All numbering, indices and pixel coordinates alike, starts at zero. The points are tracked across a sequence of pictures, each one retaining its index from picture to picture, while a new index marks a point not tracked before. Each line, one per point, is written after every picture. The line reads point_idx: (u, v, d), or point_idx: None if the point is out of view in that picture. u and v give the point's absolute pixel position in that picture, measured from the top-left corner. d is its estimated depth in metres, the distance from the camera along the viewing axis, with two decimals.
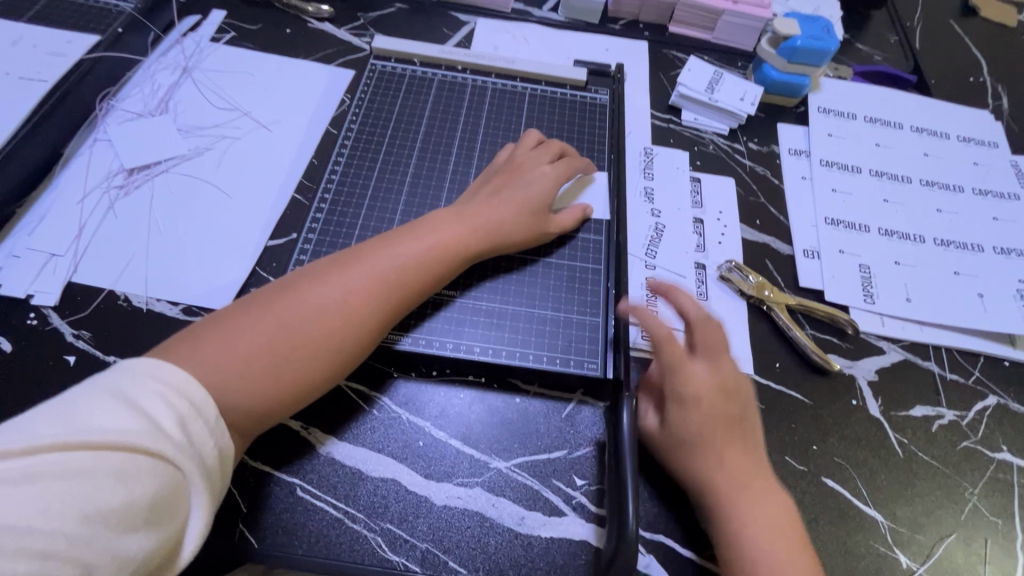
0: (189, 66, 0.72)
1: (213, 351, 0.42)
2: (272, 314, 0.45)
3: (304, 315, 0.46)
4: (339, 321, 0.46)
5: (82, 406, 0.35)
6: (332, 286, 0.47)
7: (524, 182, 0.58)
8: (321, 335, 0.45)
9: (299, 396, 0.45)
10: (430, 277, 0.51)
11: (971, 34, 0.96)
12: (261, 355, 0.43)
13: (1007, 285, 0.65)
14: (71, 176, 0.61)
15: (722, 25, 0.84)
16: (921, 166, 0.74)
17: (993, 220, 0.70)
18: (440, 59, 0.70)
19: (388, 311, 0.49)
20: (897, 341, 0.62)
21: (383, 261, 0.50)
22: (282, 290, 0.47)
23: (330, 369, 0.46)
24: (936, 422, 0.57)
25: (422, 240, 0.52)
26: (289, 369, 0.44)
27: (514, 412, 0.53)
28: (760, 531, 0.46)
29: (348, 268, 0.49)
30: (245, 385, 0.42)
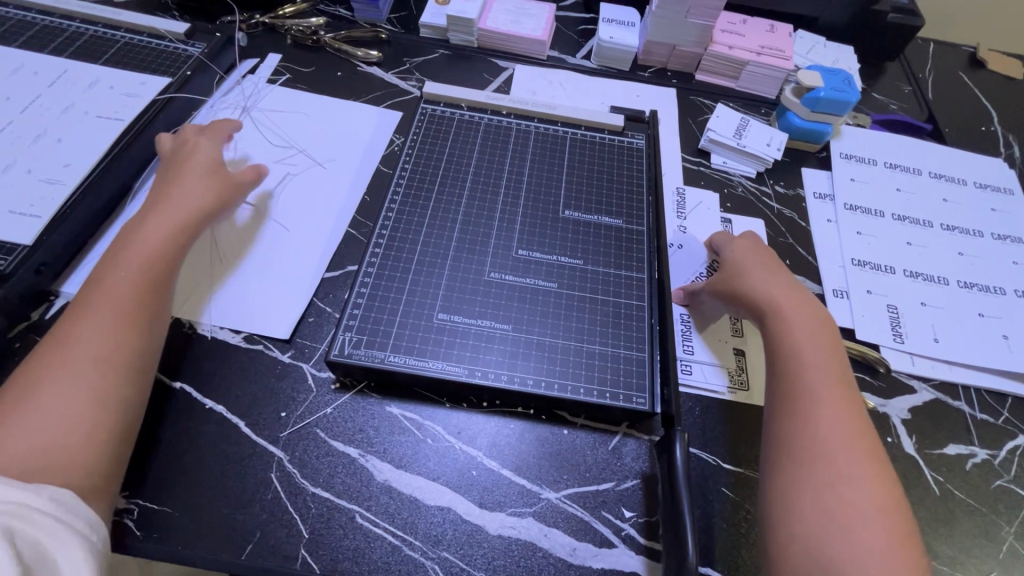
0: (248, 106, 0.76)
1: (32, 416, 0.42)
2: (74, 349, 0.46)
3: (99, 334, 0.47)
4: (124, 323, 0.49)
5: None
6: (88, 321, 0.48)
7: (194, 161, 0.62)
8: (123, 338, 0.48)
9: (122, 438, 0.46)
10: (154, 279, 0.52)
11: (981, 85, 1.01)
12: (65, 416, 0.43)
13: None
14: (140, 208, 0.65)
15: (747, 75, 0.89)
16: (941, 211, 0.78)
17: (1013, 264, 0.73)
18: (486, 104, 0.75)
19: (146, 316, 0.50)
20: (928, 380, 0.64)
21: (113, 285, 0.50)
22: (63, 331, 0.48)
23: (140, 363, 0.49)
24: (970, 460, 0.59)
25: (133, 252, 0.53)
26: (89, 414, 0.44)
27: (562, 444, 0.55)
28: (831, 422, 0.48)
29: (108, 280, 0.50)
30: (64, 419, 0.43)
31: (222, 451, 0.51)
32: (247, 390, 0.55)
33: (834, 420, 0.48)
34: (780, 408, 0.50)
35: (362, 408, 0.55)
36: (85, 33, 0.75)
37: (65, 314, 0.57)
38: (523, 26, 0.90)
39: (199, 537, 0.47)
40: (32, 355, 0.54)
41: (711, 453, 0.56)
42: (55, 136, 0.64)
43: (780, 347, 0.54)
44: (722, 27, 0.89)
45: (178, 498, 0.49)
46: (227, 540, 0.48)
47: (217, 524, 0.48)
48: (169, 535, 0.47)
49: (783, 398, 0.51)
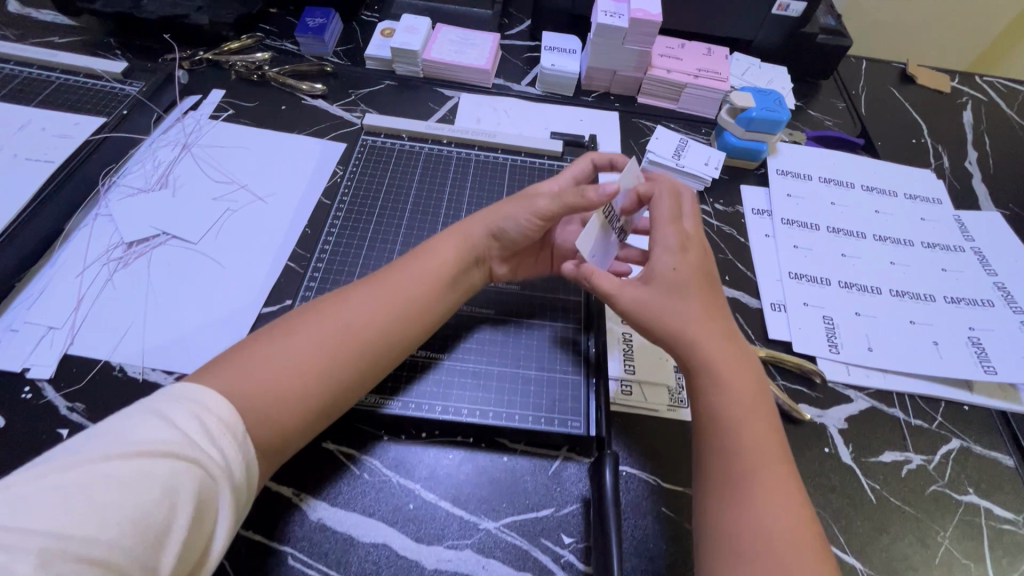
0: (188, 142, 0.76)
1: (266, 366, 0.46)
2: (321, 327, 0.50)
3: (344, 327, 0.50)
4: (370, 333, 0.51)
5: (128, 425, 0.38)
6: (353, 302, 0.52)
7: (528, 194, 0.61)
8: (355, 346, 0.50)
9: (320, 416, 0.48)
10: (424, 287, 0.55)
11: (911, 99, 1.05)
12: (291, 374, 0.47)
13: (960, 333, 0.69)
14: (72, 250, 0.64)
15: (685, 97, 0.92)
16: (874, 222, 0.81)
17: (942, 271, 0.75)
18: (426, 134, 0.76)
19: (398, 320, 0.53)
20: (863, 389, 0.65)
21: (386, 285, 0.54)
22: (329, 303, 0.52)
23: (360, 373, 0.50)
24: (905, 466, 0.60)
25: (428, 261, 0.57)
26: (310, 383, 0.47)
27: (502, 472, 0.55)
28: (769, 515, 0.43)
29: (380, 280, 0.55)
30: (282, 394, 0.46)
31: None
32: None
33: (781, 512, 0.43)
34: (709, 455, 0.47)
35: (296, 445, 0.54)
36: (19, 75, 0.74)
37: None
38: (467, 56, 0.92)
39: None
40: None
41: (650, 473, 0.56)
42: None
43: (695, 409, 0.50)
44: (659, 51, 0.92)
45: None
46: None
47: None
48: None
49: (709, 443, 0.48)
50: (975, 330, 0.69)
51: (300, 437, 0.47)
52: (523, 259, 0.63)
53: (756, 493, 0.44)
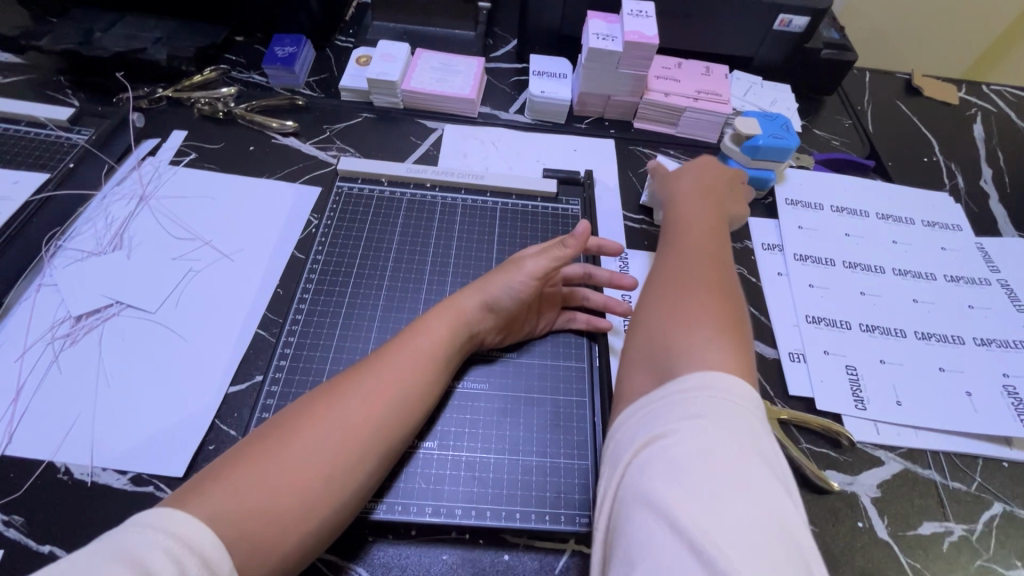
0: (146, 194, 0.69)
1: (256, 487, 0.40)
2: (317, 432, 0.44)
3: (343, 431, 0.45)
4: (371, 436, 0.46)
5: (88, 571, 0.31)
6: (353, 394, 0.47)
7: (513, 261, 0.58)
8: (356, 453, 0.45)
9: (318, 535, 0.43)
10: (424, 375, 0.50)
11: (919, 113, 1.00)
12: (290, 492, 0.41)
13: (993, 380, 0.64)
14: (13, 328, 0.57)
15: (685, 121, 0.86)
16: (893, 254, 0.75)
17: (969, 308, 0.70)
18: (408, 177, 0.70)
19: (402, 415, 0.48)
20: (893, 449, 0.60)
21: (388, 374, 0.49)
22: (322, 401, 0.46)
23: (362, 483, 0.45)
24: (945, 539, 0.54)
25: (424, 342, 0.52)
26: (309, 497, 0.42)
27: (502, 574, 0.48)
28: (684, 317, 0.46)
29: (376, 368, 0.49)
30: (278, 521, 0.40)
31: None
32: None
33: (713, 337, 0.44)
34: (669, 283, 0.51)
35: None
36: None
37: None
38: (450, 84, 0.85)
39: None
40: None
41: None
42: None
43: (672, 264, 0.53)
44: (656, 73, 0.87)
45: None
46: None
47: None
48: None
49: (669, 280, 0.51)
50: (1008, 376, 0.64)
51: (295, 564, 0.41)
52: (518, 326, 0.58)
53: (689, 318, 0.46)
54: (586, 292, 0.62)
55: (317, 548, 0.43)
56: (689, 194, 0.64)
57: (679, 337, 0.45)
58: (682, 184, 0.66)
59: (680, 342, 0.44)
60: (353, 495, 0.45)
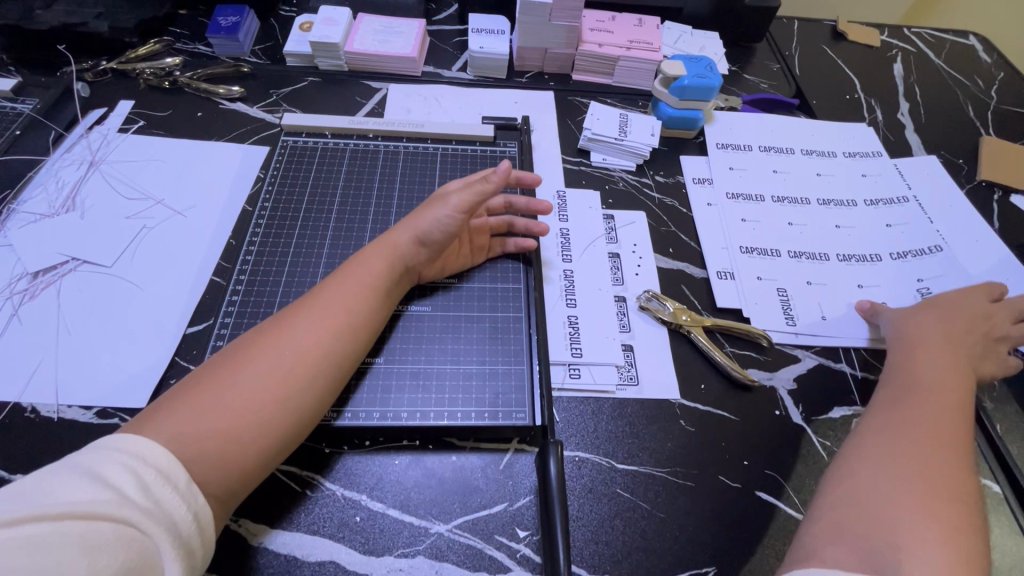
0: (96, 159, 0.71)
1: (208, 416, 0.44)
2: (260, 363, 0.47)
3: (285, 359, 0.48)
4: (315, 361, 0.49)
5: (49, 482, 0.36)
6: (296, 330, 0.50)
7: (439, 197, 0.61)
8: (301, 379, 0.48)
9: (276, 450, 0.46)
10: (363, 306, 0.53)
11: (843, 55, 1.06)
12: (241, 417, 0.45)
13: (906, 290, 0.70)
14: None
15: (620, 70, 0.90)
16: (821, 185, 0.81)
17: (888, 226, 0.77)
18: (350, 129, 0.73)
19: (348, 341, 0.51)
20: (810, 348, 0.65)
21: (331, 306, 0.52)
22: (265, 336, 0.50)
23: (311, 402, 0.48)
24: (854, 420, 0.60)
25: (361, 275, 0.55)
26: (263, 420, 0.45)
27: (451, 471, 0.53)
28: (909, 502, 0.45)
29: (318, 305, 0.52)
30: (232, 439, 0.44)
31: None
32: None
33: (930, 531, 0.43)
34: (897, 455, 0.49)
35: None
36: None
37: None
38: (392, 45, 0.88)
39: None
40: None
41: (603, 456, 0.55)
42: None
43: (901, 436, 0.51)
44: (590, 26, 0.91)
45: None
46: None
47: None
48: None
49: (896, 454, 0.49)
50: (923, 284, 0.71)
51: (256, 476, 0.46)
52: (450, 257, 0.62)
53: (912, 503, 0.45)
54: (513, 218, 0.66)
55: (276, 461, 0.47)
56: (944, 346, 0.60)
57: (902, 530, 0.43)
58: (931, 328, 0.62)
59: (895, 524, 0.44)
60: (306, 414, 0.48)
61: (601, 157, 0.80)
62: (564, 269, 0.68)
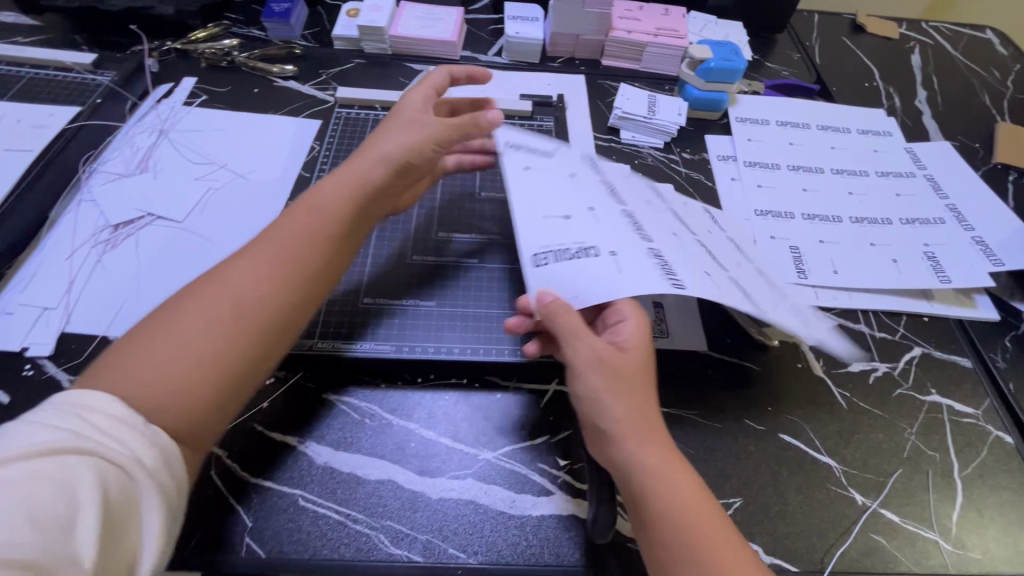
0: (165, 128, 0.77)
1: (160, 363, 0.42)
2: (212, 304, 0.45)
3: (238, 296, 0.46)
4: (273, 295, 0.47)
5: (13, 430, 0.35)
6: (237, 267, 0.48)
7: (410, 119, 0.62)
8: (260, 314, 0.46)
9: (240, 383, 0.45)
10: (320, 239, 0.52)
11: (863, 46, 1.10)
12: (196, 360, 0.43)
13: (641, 246, 0.55)
14: (59, 236, 0.65)
15: (648, 55, 0.95)
16: (621, 172, 0.66)
17: (587, 211, 0.58)
18: (399, 103, 0.80)
19: (302, 270, 0.49)
20: (830, 309, 0.69)
21: (270, 242, 0.50)
22: (212, 278, 0.47)
23: (273, 334, 0.47)
24: (871, 374, 0.64)
25: (313, 210, 0.53)
26: (221, 360, 0.44)
27: (496, 407, 0.58)
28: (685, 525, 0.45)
29: (271, 243, 0.50)
30: (192, 383, 0.42)
31: None
32: None
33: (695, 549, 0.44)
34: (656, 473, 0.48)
35: (296, 399, 0.57)
36: None
37: None
38: (433, 30, 0.94)
39: None
40: None
41: None
42: None
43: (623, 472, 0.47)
44: (620, 14, 0.96)
45: None
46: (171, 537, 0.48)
47: None
48: None
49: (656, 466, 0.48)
50: (709, 274, 0.54)
51: (220, 418, 0.44)
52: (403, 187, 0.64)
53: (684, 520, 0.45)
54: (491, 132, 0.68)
55: (241, 400, 0.46)
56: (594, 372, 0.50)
57: (679, 513, 0.44)
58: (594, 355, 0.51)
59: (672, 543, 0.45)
60: (266, 348, 0.47)
61: (631, 134, 0.85)
62: None
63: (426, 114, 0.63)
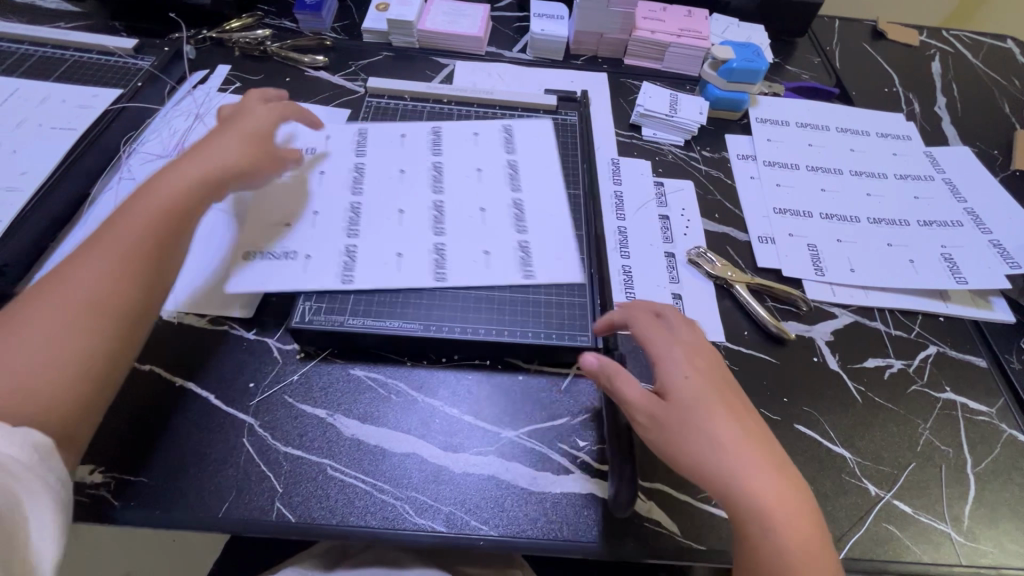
0: (201, 112, 0.80)
1: (4, 364, 0.42)
2: (55, 303, 0.46)
3: (84, 292, 0.46)
4: (122, 283, 0.48)
5: None
6: (82, 264, 0.48)
7: (244, 125, 0.63)
8: (111, 303, 0.47)
9: (102, 373, 0.46)
10: (172, 224, 0.52)
11: (884, 52, 1.11)
12: (47, 359, 0.43)
13: (430, 239, 0.66)
14: (101, 212, 0.68)
15: (670, 55, 0.96)
16: (456, 144, 0.76)
17: (397, 213, 0.67)
18: (428, 94, 0.82)
19: (151, 257, 0.50)
20: (846, 306, 0.70)
21: (111, 240, 0.49)
22: (53, 281, 0.47)
23: (132, 325, 0.48)
24: (887, 370, 0.65)
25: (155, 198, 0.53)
26: (79, 355, 0.45)
27: (518, 388, 0.59)
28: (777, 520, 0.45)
29: (109, 236, 0.50)
30: (47, 378, 0.43)
31: (188, 428, 0.54)
32: (219, 365, 0.58)
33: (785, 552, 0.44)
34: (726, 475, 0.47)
35: (327, 373, 0.58)
36: (34, 55, 0.79)
37: None
38: (460, 25, 0.96)
39: (183, 501, 0.50)
40: None
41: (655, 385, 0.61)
42: (10, 148, 0.67)
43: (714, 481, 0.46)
44: (643, 14, 0.97)
45: (150, 468, 0.51)
46: (207, 500, 0.50)
47: (189, 495, 0.50)
48: (148, 500, 0.50)
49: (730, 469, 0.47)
50: (489, 251, 0.65)
51: (86, 412, 0.45)
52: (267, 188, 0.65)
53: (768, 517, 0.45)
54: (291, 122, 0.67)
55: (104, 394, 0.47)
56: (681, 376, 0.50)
57: (785, 546, 0.44)
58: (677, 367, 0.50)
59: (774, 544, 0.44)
60: (122, 337, 0.48)
61: (653, 131, 0.86)
62: (618, 225, 0.74)
63: (259, 124, 0.63)
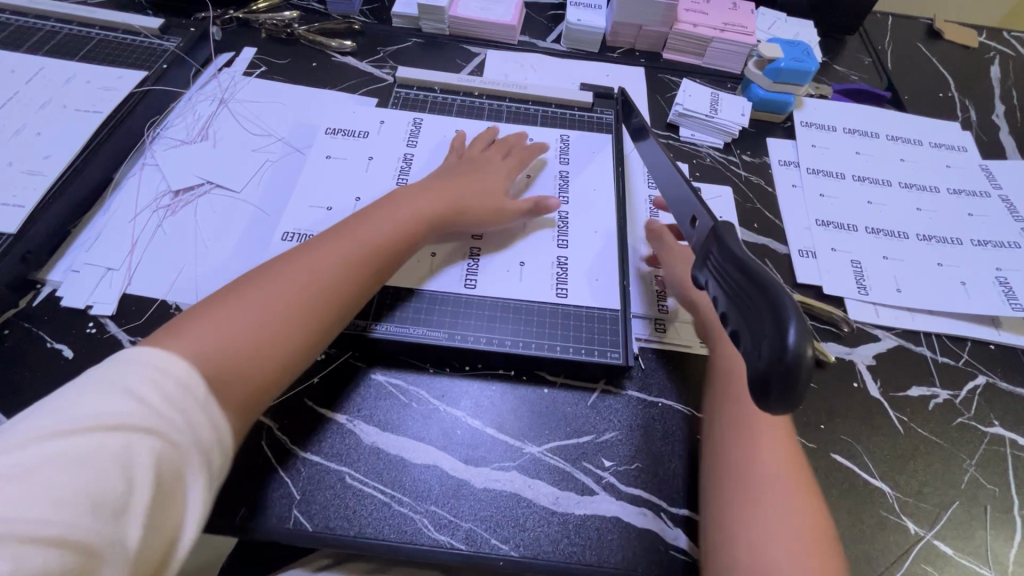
0: (225, 97, 0.78)
1: (212, 335, 0.43)
2: (274, 291, 0.48)
3: (297, 286, 0.49)
4: (335, 289, 0.51)
5: (83, 396, 0.35)
6: (309, 261, 0.51)
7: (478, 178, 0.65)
8: (319, 306, 0.49)
9: (289, 368, 0.47)
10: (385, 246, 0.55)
11: (940, 54, 1.04)
12: (255, 340, 0.45)
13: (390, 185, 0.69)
14: (124, 198, 0.67)
15: (712, 51, 0.92)
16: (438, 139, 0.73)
17: (365, 159, 0.70)
18: (459, 85, 0.79)
19: (363, 270, 0.53)
20: (890, 329, 0.67)
21: (337, 242, 0.53)
22: (275, 268, 0.50)
23: (324, 328, 0.50)
24: (932, 400, 0.62)
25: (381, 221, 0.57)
26: (279, 348, 0.46)
27: (543, 402, 0.57)
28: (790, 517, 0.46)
29: (337, 242, 0.53)
30: (247, 359, 0.44)
31: None
32: None
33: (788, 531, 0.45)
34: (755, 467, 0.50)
35: (347, 377, 0.57)
36: (60, 32, 0.77)
37: (52, 299, 0.59)
38: (492, 13, 0.92)
39: None
40: (19, 340, 0.56)
41: (685, 405, 0.58)
42: (35, 130, 0.66)
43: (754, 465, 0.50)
44: (686, 5, 0.92)
45: None
46: (221, 504, 0.49)
47: None
48: None
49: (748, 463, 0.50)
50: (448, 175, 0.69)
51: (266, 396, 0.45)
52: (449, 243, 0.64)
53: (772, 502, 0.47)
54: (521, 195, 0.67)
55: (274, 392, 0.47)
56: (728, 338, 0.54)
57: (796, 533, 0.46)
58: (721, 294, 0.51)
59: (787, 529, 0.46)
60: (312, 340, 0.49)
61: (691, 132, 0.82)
62: None
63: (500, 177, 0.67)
